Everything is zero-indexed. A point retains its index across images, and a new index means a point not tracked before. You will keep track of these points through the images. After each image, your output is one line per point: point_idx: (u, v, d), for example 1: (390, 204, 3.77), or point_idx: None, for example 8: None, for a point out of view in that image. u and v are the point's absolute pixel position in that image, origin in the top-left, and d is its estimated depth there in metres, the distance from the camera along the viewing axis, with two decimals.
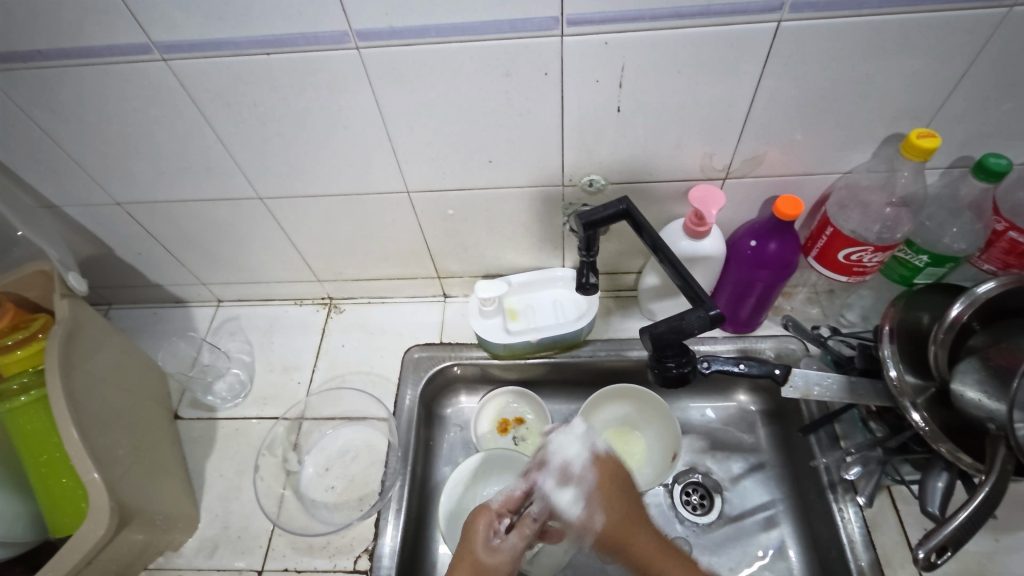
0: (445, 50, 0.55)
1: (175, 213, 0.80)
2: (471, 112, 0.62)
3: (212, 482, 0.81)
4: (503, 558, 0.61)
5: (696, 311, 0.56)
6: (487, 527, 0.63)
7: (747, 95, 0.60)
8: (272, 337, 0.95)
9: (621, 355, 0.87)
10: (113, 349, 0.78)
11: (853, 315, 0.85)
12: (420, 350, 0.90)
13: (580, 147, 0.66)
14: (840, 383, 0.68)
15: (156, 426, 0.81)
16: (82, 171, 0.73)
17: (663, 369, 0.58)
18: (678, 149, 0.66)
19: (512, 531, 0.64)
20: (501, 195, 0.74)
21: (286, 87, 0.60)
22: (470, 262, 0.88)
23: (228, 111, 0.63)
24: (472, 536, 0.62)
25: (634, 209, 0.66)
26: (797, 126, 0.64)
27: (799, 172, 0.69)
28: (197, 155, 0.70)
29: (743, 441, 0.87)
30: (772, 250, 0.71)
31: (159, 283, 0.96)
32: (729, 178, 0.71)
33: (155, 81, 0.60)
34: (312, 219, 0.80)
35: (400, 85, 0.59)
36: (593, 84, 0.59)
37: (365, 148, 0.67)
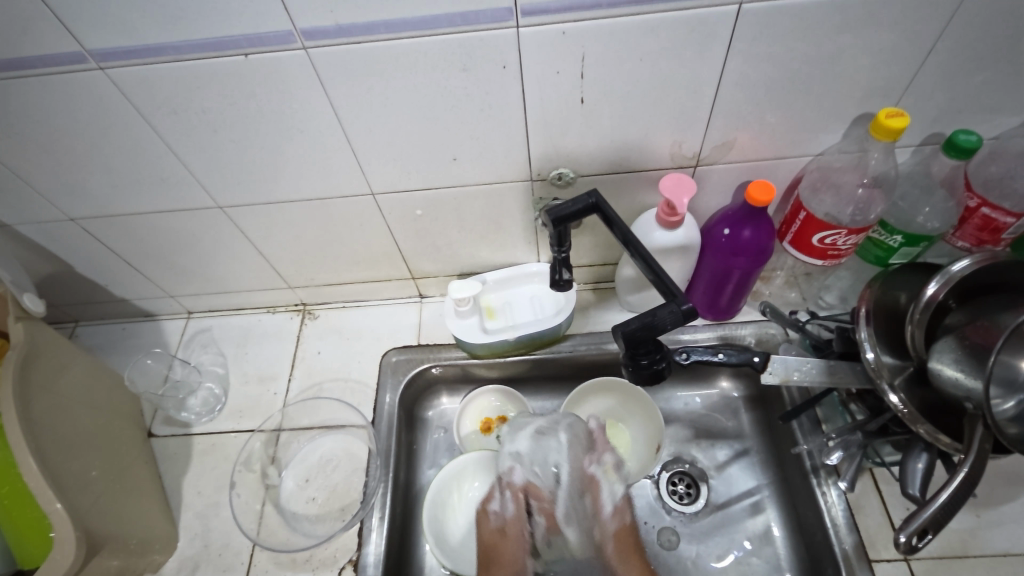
0: (397, 47, 0.53)
1: (134, 226, 0.77)
2: (429, 110, 0.60)
3: (190, 500, 0.79)
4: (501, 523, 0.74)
5: (667, 306, 0.53)
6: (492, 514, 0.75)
7: (713, 81, 0.58)
8: (245, 348, 0.92)
9: (601, 348, 0.86)
10: (78, 370, 0.75)
11: (832, 297, 0.84)
12: (398, 353, 0.88)
13: (546, 139, 0.64)
14: (819, 367, 0.67)
15: (128, 446, 0.79)
16: (32, 188, 0.70)
17: (636, 367, 0.55)
18: (646, 138, 0.65)
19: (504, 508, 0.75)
20: (469, 192, 0.72)
21: (233, 91, 0.57)
22: (444, 261, 0.86)
23: (177, 120, 0.60)
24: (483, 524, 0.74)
25: (604, 203, 0.65)
26: (766, 109, 0.62)
27: (770, 156, 0.68)
28: (150, 166, 0.67)
29: (727, 427, 0.87)
30: (746, 237, 0.70)
31: (124, 297, 0.93)
32: (699, 166, 0.69)
33: (96, 90, 0.57)
34: (279, 225, 0.77)
35: (355, 84, 0.57)
36: (555, 76, 0.57)
37: (325, 150, 0.65)
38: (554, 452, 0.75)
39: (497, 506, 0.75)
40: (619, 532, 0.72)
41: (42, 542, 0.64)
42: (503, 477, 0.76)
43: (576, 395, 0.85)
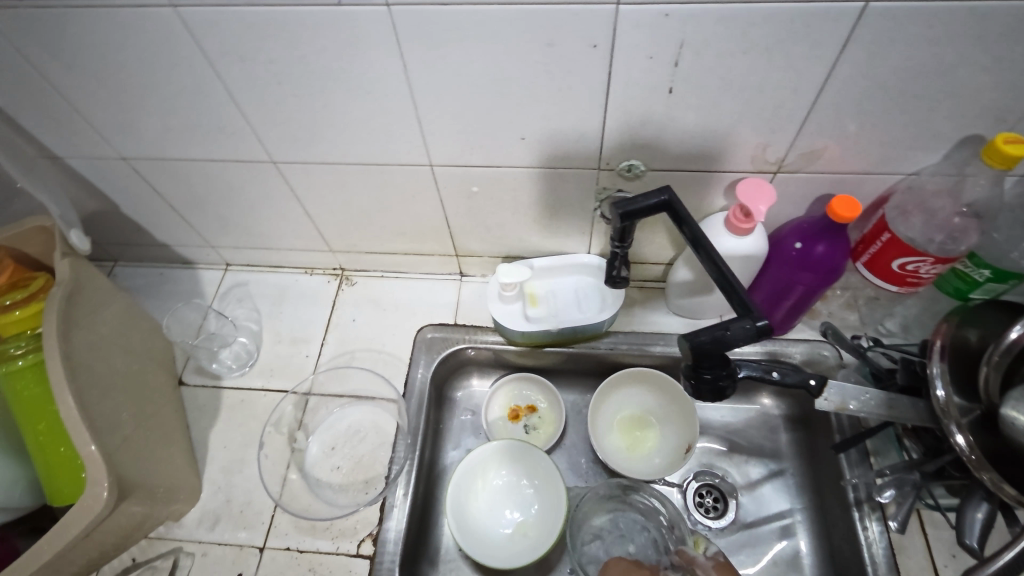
0: (484, 13, 0.49)
1: (182, 171, 0.75)
2: (505, 84, 0.57)
3: (216, 453, 0.79)
4: None
5: (741, 321, 0.49)
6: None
7: (817, 82, 0.54)
8: (281, 307, 0.91)
9: (644, 349, 0.83)
10: (113, 311, 0.74)
11: (894, 324, 0.79)
12: (434, 330, 0.86)
13: (623, 129, 0.61)
14: (878, 399, 0.66)
15: (159, 392, 0.78)
16: (87, 124, 0.69)
17: (698, 382, 0.51)
18: (730, 137, 0.61)
19: None
20: (531, 174, 0.69)
21: (305, 43, 0.54)
22: (491, 241, 0.83)
23: (242, 67, 0.58)
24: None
25: (676, 201, 0.61)
26: (866, 120, 0.58)
27: (859, 171, 0.63)
28: (208, 113, 0.65)
29: (764, 446, 0.83)
30: (820, 253, 0.66)
31: (165, 242, 0.92)
32: (780, 173, 0.65)
33: (163, 28, 0.54)
34: (329, 187, 0.75)
35: (432, 49, 0.53)
36: (647, 61, 0.53)
37: (389, 115, 0.62)
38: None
39: None
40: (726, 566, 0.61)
41: (71, 486, 0.63)
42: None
43: (615, 381, 0.83)
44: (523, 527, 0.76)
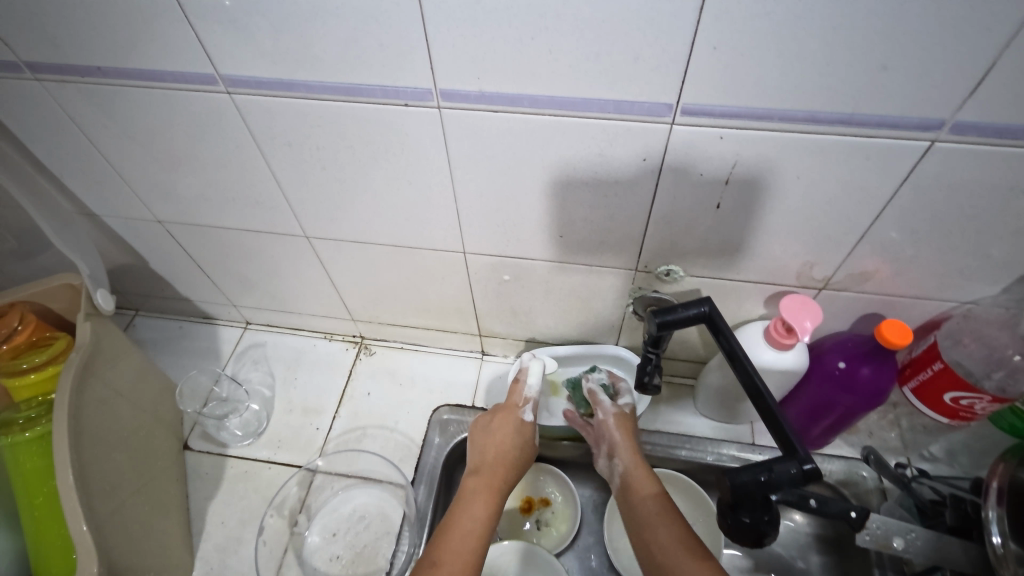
0: (536, 122, 0.49)
1: (216, 237, 0.75)
2: (549, 186, 0.56)
3: (212, 528, 0.75)
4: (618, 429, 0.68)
5: (785, 462, 0.45)
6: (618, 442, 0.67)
7: (872, 209, 0.52)
8: (296, 373, 0.89)
9: (669, 452, 0.77)
10: (128, 375, 0.72)
11: (938, 449, 0.74)
12: (449, 411, 0.81)
13: (664, 235, 0.59)
14: (926, 540, 0.60)
15: (163, 459, 0.75)
16: (129, 188, 0.69)
17: (736, 522, 0.47)
18: (776, 252, 0.59)
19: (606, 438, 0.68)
20: (565, 268, 0.67)
21: (353, 135, 0.54)
22: (516, 325, 0.81)
23: (289, 151, 0.58)
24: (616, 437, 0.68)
25: (716, 314, 0.58)
26: (920, 249, 0.55)
27: (909, 294, 0.61)
28: (249, 188, 0.65)
29: (793, 568, 0.77)
30: (864, 375, 0.62)
31: (188, 298, 0.91)
32: (825, 289, 0.62)
33: (217, 111, 0.55)
34: (358, 262, 0.74)
35: (479, 149, 0.53)
36: (696, 177, 0.52)
37: (428, 205, 0.61)
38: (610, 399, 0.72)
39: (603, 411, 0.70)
40: (624, 418, 0.70)
41: (55, 572, 0.60)
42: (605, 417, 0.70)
43: None
44: None
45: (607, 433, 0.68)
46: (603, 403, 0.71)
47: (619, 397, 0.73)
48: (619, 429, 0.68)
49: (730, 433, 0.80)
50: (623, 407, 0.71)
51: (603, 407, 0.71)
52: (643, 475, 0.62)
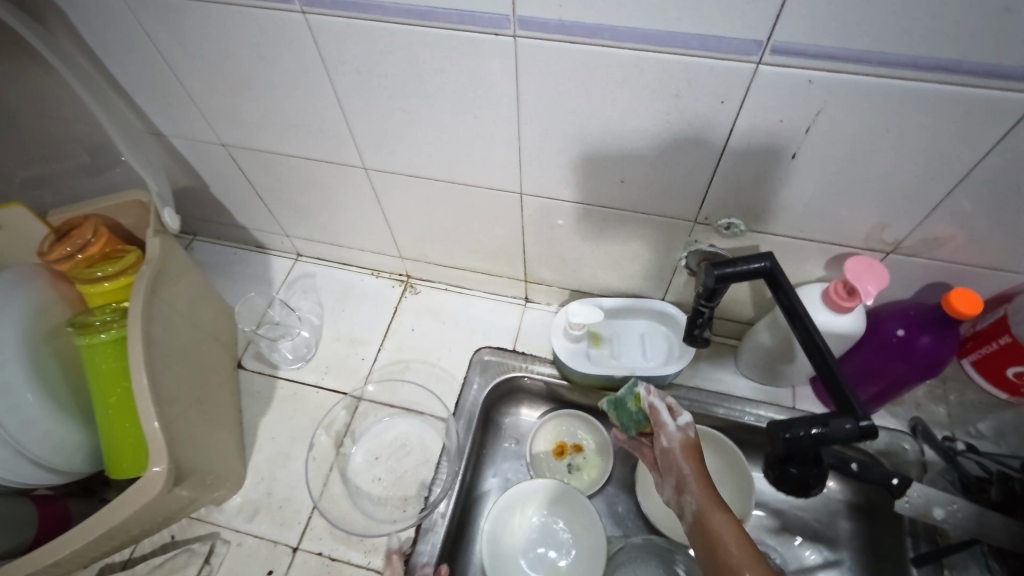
0: (615, 56, 0.48)
1: (276, 164, 0.76)
2: (619, 128, 0.55)
3: (263, 442, 0.80)
4: (688, 461, 0.60)
5: (842, 419, 0.45)
6: (687, 474, 0.59)
7: (960, 170, 0.49)
8: (344, 305, 0.92)
9: (705, 409, 0.78)
10: (188, 292, 0.75)
11: (986, 428, 0.72)
12: (491, 353, 0.85)
13: (731, 186, 0.58)
14: (967, 512, 0.60)
15: (219, 375, 0.80)
16: (196, 108, 0.70)
17: (782, 475, 0.48)
18: (847, 210, 0.57)
19: (675, 469, 0.60)
20: (621, 216, 0.66)
21: (422, 62, 0.54)
22: (563, 273, 0.81)
23: (356, 77, 0.58)
24: (683, 471, 0.60)
25: (778, 270, 0.57)
26: (1008, 216, 0.52)
27: (984, 265, 0.58)
28: (313, 115, 0.65)
29: (820, 530, 0.78)
30: (923, 344, 0.61)
31: (244, 225, 0.94)
32: (893, 254, 0.60)
33: (289, 32, 0.55)
34: (413, 198, 0.75)
35: (551, 84, 0.52)
36: (775, 124, 0.50)
37: (490, 141, 0.61)
38: (668, 422, 0.64)
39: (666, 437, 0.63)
40: (693, 443, 0.61)
41: (124, 465, 0.64)
42: (668, 445, 0.62)
43: None
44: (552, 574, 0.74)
45: (676, 466, 0.60)
46: (666, 427, 0.63)
47: (676, 414, 0.65)
48: (689, 458, 0.60)
49: (771, 395, 0.80)
50: (688, 431, 0.62)
51: (664, 432, 0.63)
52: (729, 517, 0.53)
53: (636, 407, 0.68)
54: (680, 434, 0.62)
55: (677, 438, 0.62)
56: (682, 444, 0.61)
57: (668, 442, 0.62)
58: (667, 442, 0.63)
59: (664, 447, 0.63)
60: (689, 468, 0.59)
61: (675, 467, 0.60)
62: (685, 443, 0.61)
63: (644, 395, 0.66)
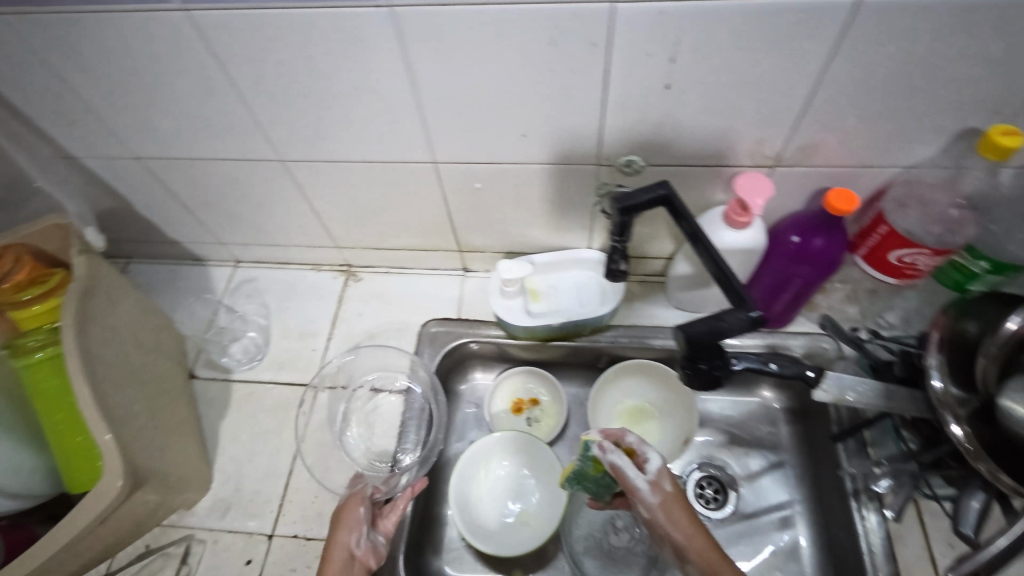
0: (487, 13, 0.51)
1: (194, 170, 0.77)
2: (506, 83, 0.58)
3: (226, 444, 0.81)
4: (676, 520, 0.55)
5: (736, 312, 0.51)
6: (678, 536, 0.55)
7: (812, 77, 0.54)
8: (288, 302, 0.93)
9: (643, 343, 0.84)
10: (130, 308, 0.76)
11: (894, 317, 0.78)
12: (438, 325, 0.87)
13: (621, 126, 0.62)
14: (875, 390, 0.66)
15: (172, 386, 0.81)
16: (101, 125, 0.71)
17: (694, 370, 0.54)
18: (728, 131, 0.61)
19: (663, 528, 0.56)
20: (531, 170, 0.70)
21: (311, 45, 0.56)
22: (493, 237, 0.85)
23: (251, 68, 0.60)
24: (672, 532, 0.55)
25: (674, 196, 0.61)
26: (864, 115, 0.58)
27: (856, 164, 0.64)
28: (218, 114, 0.67)
29: (763, 437, 0.84)
30: (818, 246, 0.67)
31: (176, 240, 0.94)
32: (777, 167, 0.65)
33: (176, 32, 0.56)
34: (334, 184, 0.77)
35: (434, 50, 0.55)
36: (644, 59, 0.54)
37: (393, 114, 0.63)
38: (639, 481, 0.57)
39: (642, 498, 0.57)
40: (675, 494, 0.56)
41: (81, 477, 0.66)
42: (647, 507, 0.56)
43: (610, 375, 0.84)
44: (525, 516, 0.78)
45: (664, 528, 0.56)
46: (641, 491, 0.56)
47: (644, 464, 0.58)
48: (675, 517, 0.55)
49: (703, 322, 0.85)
50: (662, 482, 0.57)
51: (640, 496, 0.57)
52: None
53: (600, 472, 0.62)
54: (657, 491, 0.56)
55: (653, 495, 0.56)
56: (663, 499, 0.56)
57: (647, 504, 0.56)
58: (646, 505, 0.56)
59: (644, 509, 0.57)
60: (679, 529, 0.55)
61: (664, 529, 0.56)
62: (666, 498, 0.56)
63: (602, 455, 0.59)
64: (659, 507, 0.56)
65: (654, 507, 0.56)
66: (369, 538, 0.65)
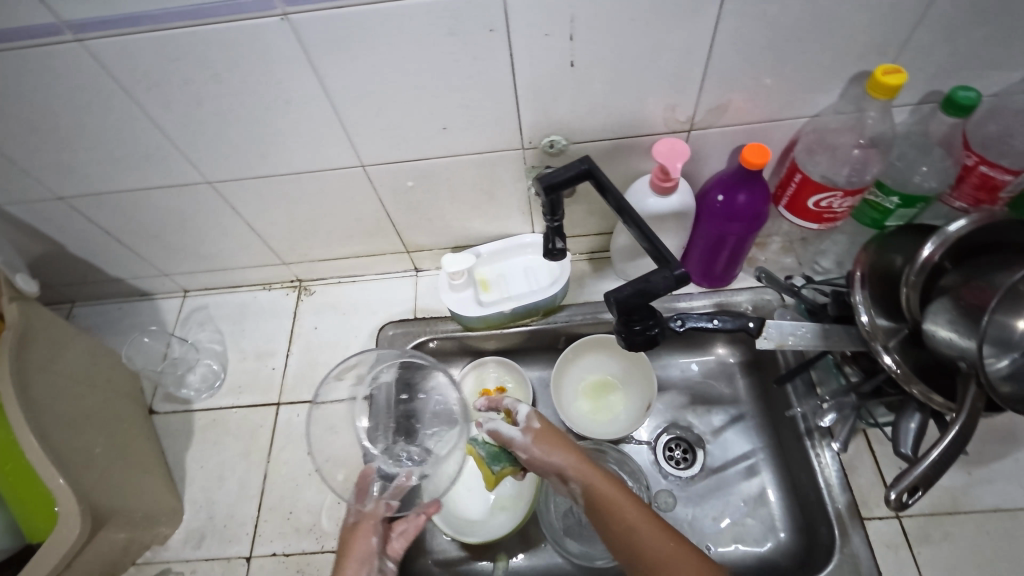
0: (382, 11, 0.52)
1: (123, 203, 0.76)
2: (417, 78, 0.59)
3: (193, 474, 0.80)
4: (550, 452, 0.64)
5: (661, 271, 0.53)
6: (554, 465, 0.64)
7: (707, 40, 0.57)
8: (242, 325, 0.93)
9: (597, 318, 0.86)
10: (79, 350, 0.76)
11: (828, 262, 0.84)
12: (395, 327, 0.88)
13: (537, 108, 0.64)
14: (813, 331, 0.67)
15: (132, 423, 0.80)
16: (18, 169, 0.70)
17: (630, 334, 0.56)
18: (640, 101, 0.63)
19: (540, 463, 0.65)
20: (460, 162, 0.71)
21: (215, 62, 0.56)
22: (437, 234, 0.86)
23: (159, 92, 0.59)
24: (550, 463, 0.64)
25: (598, 170, 0.63)
26: (763, 70, 0.61)
27: (765, 119, 0.67)
28: (136, 142, 0.66)
29: (722, 393, 0.87)
30: (741, 202, 0.69)
31: (118, 277, 0.92)
32: (693, 130, 0.68)
33: (75, 64, 0.56)
34: (268, 200, 0.77)
35: (339, 54, 0.56)
36: (544, 39, 0.56)
37: (312, 122, 0.64)
38: (508, 430, 0.67)
39: (516, 445, 0.66)
40: (543, 430, 0.66)
41: (39, 523, 0.66)
42: (523, 449, 0.66)
43: (570, 353, 0.85)
44: (501, 501, 0.79)
45: (541, 462, 0.65)
46: (515, 436, 0.66)
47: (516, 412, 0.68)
48: (550, 449, 0.64)
49: None
50: (531, 423, 0.67)
51: (515, 441, 0.66)
52: (605, 483, 0.61)
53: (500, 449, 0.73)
54: (527, 432, 0.66)
55: (526, 438, 0.66)
56: (534, 438, 0.66)
57: (523, 448, 0.66)
58: (522, 447, 0.66)
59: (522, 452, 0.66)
60: (554, 460, 0.64)
61: (540, 463, 0.65)
62: (537, 436, 0.66)
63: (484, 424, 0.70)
64: (535, 449, 0.65)
65: (529, 448, 0.66)
66: (379, 569, 0.65)
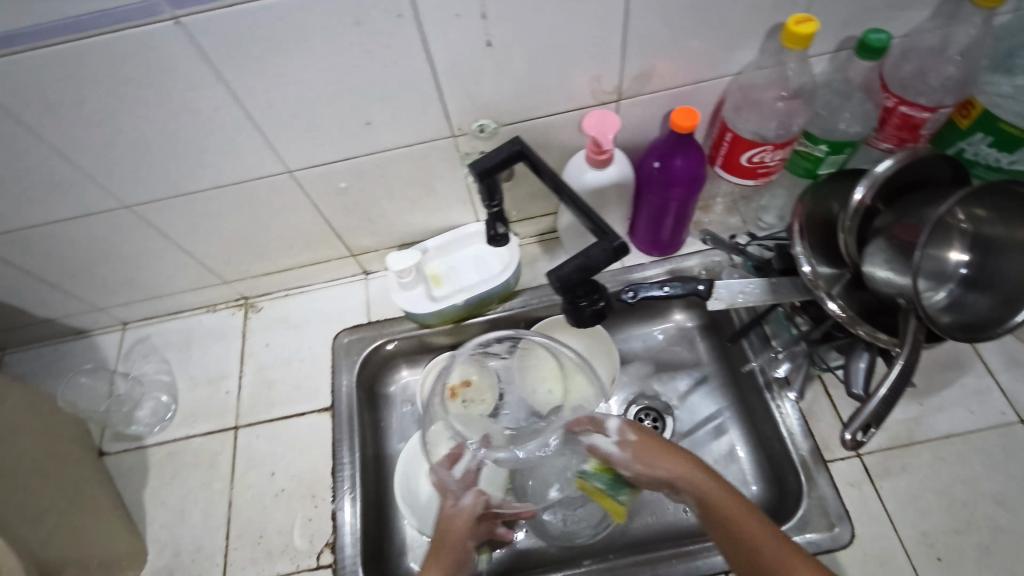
0: (280, 6, 0.49)
1: (38, 239, 0.72)
2: (329, 74, 0.57)
3: (154, 511, 0.77)
4: (648, 462, 0.62)
5: (598, 244, 0.53)
6: (657, 474, 0.61)
7: (620, 6, 0.56)
8: (190, 351, 0.89)
9: (554, 300, 0.85)
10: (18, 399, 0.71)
11: (770, 218, 0.86)
12: (349, 333, 0.84)
13: (460, 93, 0.62)
14: (761, 286, 0.67)
15: (82, 467, 0.75)
16: None
17: (576, 308, 0.56)
18: (564, 76, 0.63)
19: (638, 474, 0.63)
20: (391, 157, 0.69)
21: (108, 77, 0.52)
22: (381, 233, 0.84)
23: (53, 115, 0.55)
24: (655, 472, 0.61)
25: (529, 149, 0.62)
26: (681, 32, 0.60)
27: (690, 81, 0.67)
28: (38, 172, 0.62)
29: (684, 358, 0.88)
30: (678, 166, 0.69)
31: (48, 317, 0.87)
32: (622, 100, 0.68)
33: None
34: (196, 218, 0.73)
35: (241, 56, 0.53)
36: (455, 21, 0.54)
37: (226, 131, 0.61)
38: (602, 444, 0.65)
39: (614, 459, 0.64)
40: (641, 441, 0.63)
41: None
42: (621, 462, 0.63)
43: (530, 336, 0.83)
44: None
45: (641, 474, 0.62)
46: (610, 452, 0.64)
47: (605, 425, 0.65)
48: (657, 456, 0.62)
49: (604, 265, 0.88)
50: (625, 434, 0.64)
51: (611, 457, 0.64)
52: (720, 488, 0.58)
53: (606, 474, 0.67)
54: (623, 444, 0.63)
55: (620, 450, 0.63)
56: (627, 450, 0.63)
57: (621, 460, 0.63)
58: (620, 464, 0.64)
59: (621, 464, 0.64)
60: (659, 470, 0.61)
61: (641, 475, 0.62)
62: (635, 446, 0.63)
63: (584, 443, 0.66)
64: (634, 463, 0.63)
65: (627, 460, 0.63)
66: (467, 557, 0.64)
